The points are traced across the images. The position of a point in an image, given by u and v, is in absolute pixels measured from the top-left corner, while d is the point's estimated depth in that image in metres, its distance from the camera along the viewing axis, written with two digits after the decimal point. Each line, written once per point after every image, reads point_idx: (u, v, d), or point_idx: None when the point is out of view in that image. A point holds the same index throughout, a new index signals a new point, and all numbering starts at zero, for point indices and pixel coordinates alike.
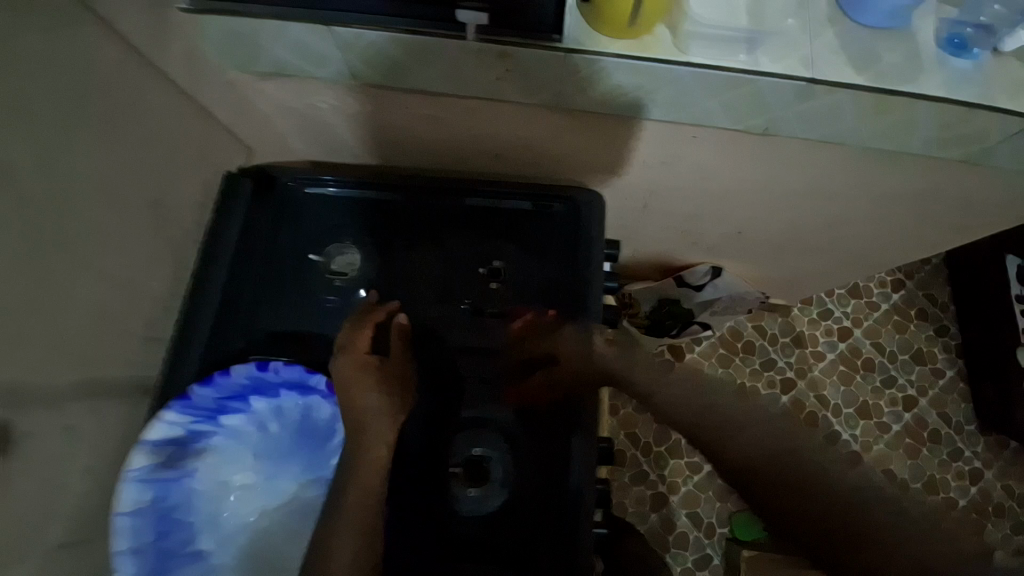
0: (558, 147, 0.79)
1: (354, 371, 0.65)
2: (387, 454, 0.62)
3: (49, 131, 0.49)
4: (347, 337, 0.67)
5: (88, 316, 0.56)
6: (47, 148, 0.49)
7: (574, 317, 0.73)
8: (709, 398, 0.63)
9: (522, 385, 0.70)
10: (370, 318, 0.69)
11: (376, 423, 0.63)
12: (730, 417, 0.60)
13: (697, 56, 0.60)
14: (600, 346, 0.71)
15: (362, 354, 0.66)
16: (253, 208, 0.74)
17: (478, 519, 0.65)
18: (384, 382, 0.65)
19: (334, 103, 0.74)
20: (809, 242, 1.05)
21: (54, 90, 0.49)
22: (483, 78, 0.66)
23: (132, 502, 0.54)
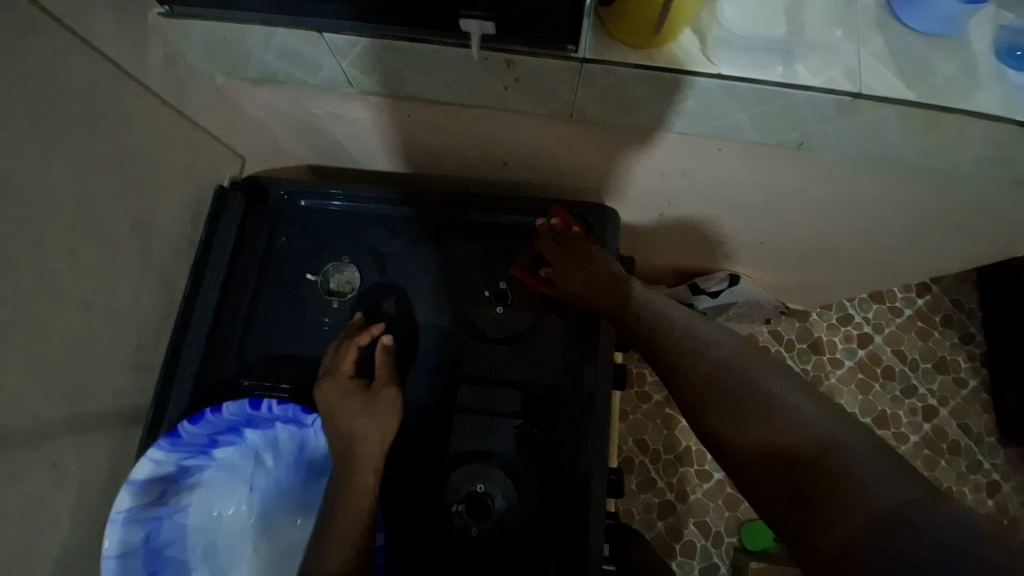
0: (571, 156, 0.73)
1: (339, 396, 0.61)
2: (375, 482, 0.58)
3: (25, 155, 0.46)
4: (332, 358, 0.64)
5: (74, 346, 0.53)
6: (22, 173, 0.46)
7: (562, 281, 0.69)
8: (720, 377, 0.55)
9: (528, 408, 0.68)
10: (354, 338, 0.64)
11: (363, 450, 0.59)
12: (729, 386, 0.53)
13: (726, 67, 0.54)
14: (589, 284, 0.68)
15: (348, 377, 0.62)
16: (248, 227, 0.70)
17: (485, 542, 0.64)
18: (371, 406, 0.61)
19: (332, 109, 0.69)
20: (835, 254, 0.99)
21: (19, 109, 0.45)
22: (490, 86, 0.60)
23: (120, 543, 0.52)
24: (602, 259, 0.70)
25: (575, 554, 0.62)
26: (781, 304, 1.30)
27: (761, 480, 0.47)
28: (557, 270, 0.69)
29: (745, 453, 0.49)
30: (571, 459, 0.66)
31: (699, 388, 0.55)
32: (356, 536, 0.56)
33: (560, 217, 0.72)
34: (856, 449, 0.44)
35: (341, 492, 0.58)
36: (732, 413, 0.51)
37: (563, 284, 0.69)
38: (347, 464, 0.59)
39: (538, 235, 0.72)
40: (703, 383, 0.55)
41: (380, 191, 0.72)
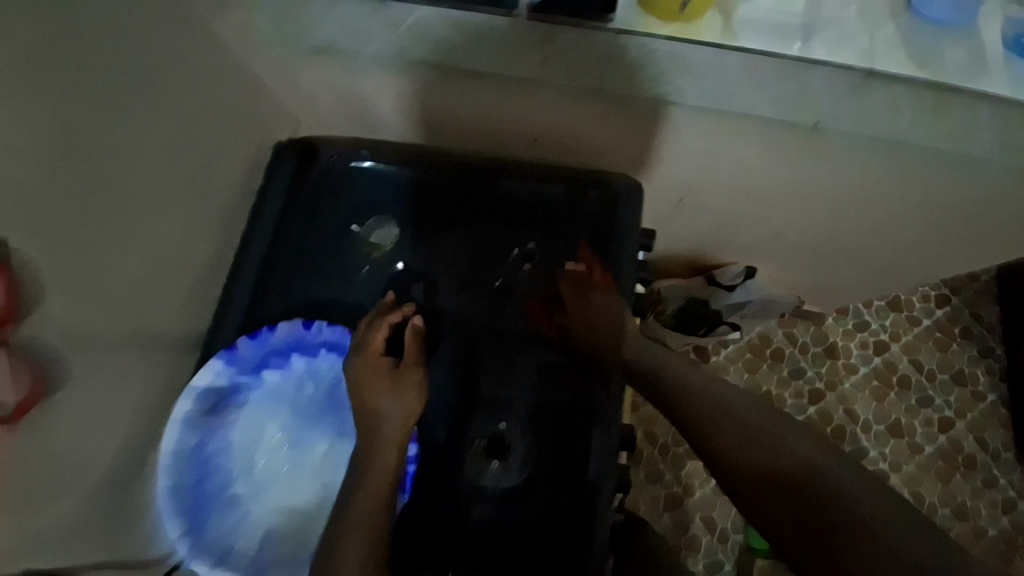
0: (599, 133, 0.79)
1: (369, 372, 0.66)
2: (398, 460, 0.63)
3: (113, 84, 0.53)
4: (362, 334, 0.68)
5: (142, 270, 0.59)
6: (109, 98, 0.53)
7: (583, 319, 0.74)
8: (720, 402, 0.67)
9: (548, 367, 0.71)
10: (385, 317, 0.69)
11: (389, 427, 0.64)
12: (727, 415, 0.65)
13: (748, 41, 0.59)
14: (609, 326, 0.75)
15: (376, 355, 0.67)
16: (297, 180, 0.75)
17: (487, 532, 0.66)
18: (398, 384, 0.66)
19: (381, 80, 0.75)
20: (850, 248, 1.02)
21: (106, 45, 0.52)
22: (529, 59, 0.66)
23: (176, 441, 0.59)
24: (616, 308, 0.74)
25: (576, 552, 0.65)
26: (796, 300, 1.31)
27: (750, 488, 0.58)
28: (573, 305, 0.74)
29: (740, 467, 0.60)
30: (587, 432, 0.68)
31: (692, 414, 0.67)
32: (382, 477, 0.61)
33: (586, 262, 0.75)
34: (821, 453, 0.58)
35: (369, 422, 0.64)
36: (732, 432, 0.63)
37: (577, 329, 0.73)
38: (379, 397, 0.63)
39: (566, 275, 0.74)
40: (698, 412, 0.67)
41: (420, 154, 0.77)
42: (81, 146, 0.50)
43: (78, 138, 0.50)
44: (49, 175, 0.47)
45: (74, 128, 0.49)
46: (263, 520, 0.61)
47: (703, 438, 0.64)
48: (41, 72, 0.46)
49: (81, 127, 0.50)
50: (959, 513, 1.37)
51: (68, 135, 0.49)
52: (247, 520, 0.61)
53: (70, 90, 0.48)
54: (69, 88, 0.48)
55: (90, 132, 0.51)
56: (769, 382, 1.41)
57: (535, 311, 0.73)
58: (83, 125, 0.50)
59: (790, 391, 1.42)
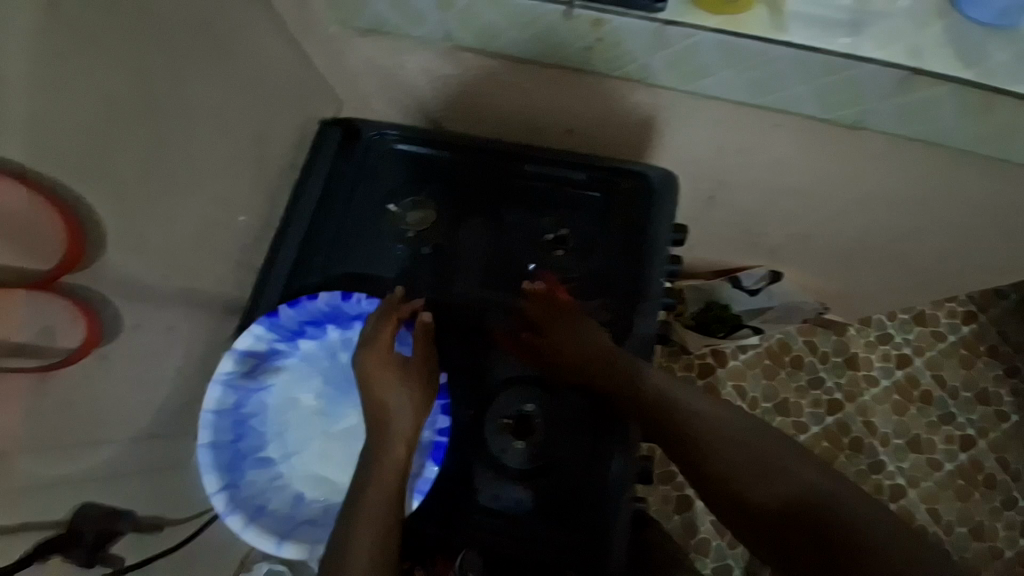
0: (637, 126, 0.79)
1: (377, 367, 0.63)
2: (406, 456, 0.60)
3: (180, 52, 0.56)
4: (371, 329, 0.65)
5: (193, 231, 0.61)
6: (175, 64, 0.56)
7: (547, 339, 0.71)
8: (734, 433, 0.64)
9: (557, 355, 0.70)
10: (394, 313, 0.66)
11: (400, 422, 0.61)
12: (742, 449, 0.63)
13: (795, 36, 0.60)
14: (582, 341, 0.70)
15: (386, 351, 0.64)
16: (339, 157, 0.77)
17: (491, 521, 0.67)
18: (407, 379, 0.64)
19: (424, 64, 0.77)
20: (879, 254, 1.02)
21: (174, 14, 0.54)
22: (573, 46, 0.67)
23: (215, 401, 0.61)
24: (581, 325, 0.71)
25: (595, 538, 0.67)
26: (820, 308, 1.29)
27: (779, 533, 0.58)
28: (548, 322, 0.71)
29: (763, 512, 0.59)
30: (611, 422, 0.70)
31: (730, 471, 0.62)
32: (395, 467, 0.58)
33: (546, 282, 0.74)
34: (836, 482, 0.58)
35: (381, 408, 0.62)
36: (750, 474, 0.61)
37: (550, 346, 0.70)
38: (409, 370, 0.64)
39: (526, 293, 0.73)
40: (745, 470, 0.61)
41: (458, 137, 0.78)
42: (145, 108, 0.53)
43: (144, 100, 0.52)
44: (112, 129, 0.50)
45: (139, 88, 0.52)
46: (295, 482, 0.63)
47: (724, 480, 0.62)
48: (117, 31, 0.49)
49: (148, 90, 0.53)
50: (976, 533, 1.34)
51: (134, 93, 0.51)
52: (279, 481, 0.63)
53: (139, 53, 0.51)
54: (138, 49, 0.51)
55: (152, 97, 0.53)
56: (787, 390, 1.40)
57: (541, 295, 0.72)
58: (147, 89, 0.53)
59: (808, 400, 1.40)
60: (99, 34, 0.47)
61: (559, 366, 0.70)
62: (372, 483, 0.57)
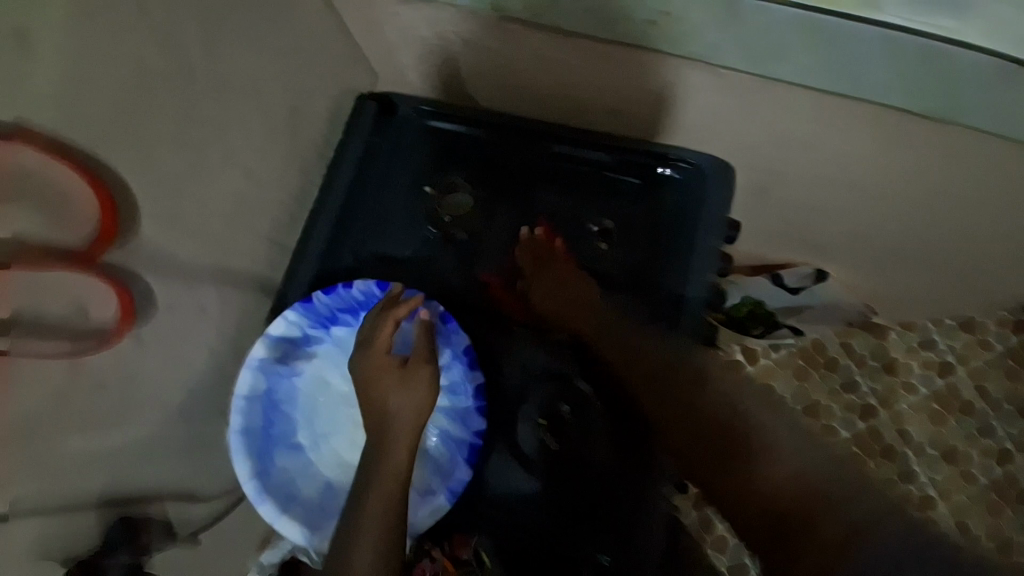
0: (692, 111, 0.74)
1: (377, 369, 0.61)
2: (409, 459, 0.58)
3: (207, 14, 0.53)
4: (368, 329, 0.62)
5: (230, 207, 0.60)
6: (208, 29, 0.53)
7: (528, 283, 0.70)
8: (735, 413, 0.66)
9: (571, 322, 0.70)
10: (391, 312, 0.62)
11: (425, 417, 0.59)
12: (739, 431, 0.64)
13: (891, 15, 0.54)
14: (569, 287, 0.70)
15: (384, 353, 0.61)
16: (375, 134, 0.73)
17: (506, 513, 0.66)
18: (406, 383, 0.60)
19: (466, 36, 0.72)
20: (940, 255, 0.94)
21: None
22: (633, 22, 0.62)
23: (248, 385, 0.60)
24: (570, 278, 0.70)
25: (631, 543, 0.65)
26: (868, 311, 1.22)
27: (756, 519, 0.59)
28: (541, 275, 0.70)
29: (754, 493, 0.60)
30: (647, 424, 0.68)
31: (726, 450, 0.63)
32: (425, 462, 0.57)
33: (543, 230, 0.72)
34: (821, 461, 0.61)
35: (381, 410, 0.59)
36: (744, 454, 0.63)
37: (538, 299, 0.70)
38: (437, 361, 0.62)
39: (521, 239, 0.71)
40: (748, 451, 0.63)
41: (496, 115, 0.73)
42: (178, 77, 0.51)
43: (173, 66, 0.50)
44: (144, 95, 0.48)
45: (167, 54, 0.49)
46: (324, 470, 0.62)
47: (720, 460, 0.63)
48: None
49: (179, 55, 0.50)
50: (1005, 551, 1.28)
51: (161, 55, 0.49)
52: (309, 468, 0.62)
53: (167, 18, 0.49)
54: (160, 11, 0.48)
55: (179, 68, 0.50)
56: (819, 393, 1.33)
57: (535, 253, 0.71)
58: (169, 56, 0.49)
59: (841, 404, 1.34)
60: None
61: (542, 312, 0.70)
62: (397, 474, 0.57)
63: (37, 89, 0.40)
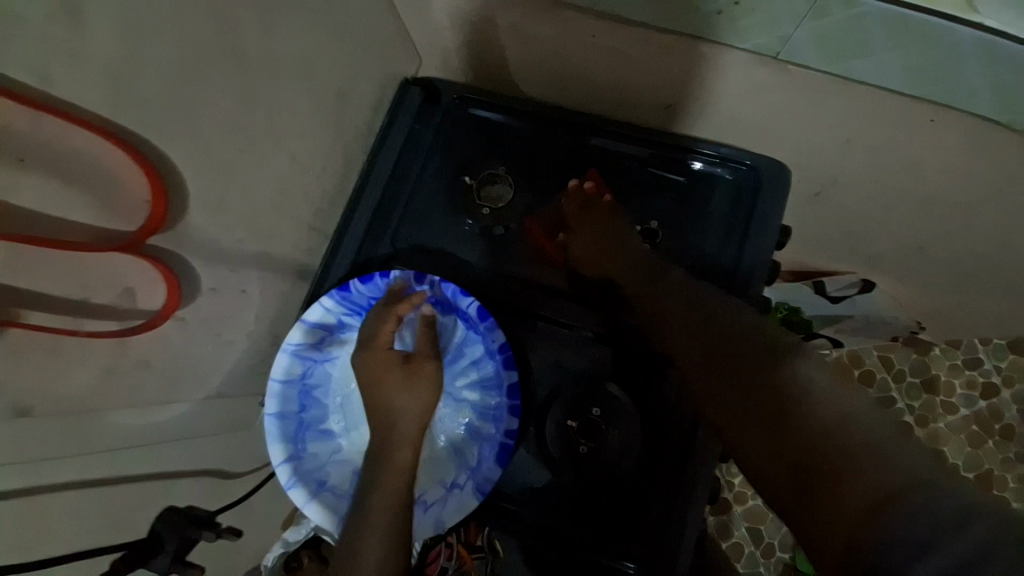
0: (752, 110, 0.69)
1: (379, 366, 0.60)
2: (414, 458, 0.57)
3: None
4: (371, 325, 0.61)
5: (273, 192, 0.60)
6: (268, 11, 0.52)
7: (569, 227, 0.68)
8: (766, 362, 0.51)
9: (608, 287, 0.67)
10: (394, 308, 0.61)
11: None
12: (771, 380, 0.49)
13: (992, 18, 0.49)
14: (604, 242, 0.67)
15: (385, 348, 0.61)
16: (419, 121, 0.72)
17: (528, 512, 0.66)
18: (409, 379, 0.59)
19: (519, 21, 0.68)
20: (1004, 273, 0.88)
21: None
22: (700, 12, 0.58)
23: (282, 370, 0.60)
24: (609, 230, 0.67)
25: (656, 554, 0.63)
26: (916, 325, 1.17)
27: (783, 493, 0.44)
28: (585, 226, 0.67)
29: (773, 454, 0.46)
30: (691, 435, 0.64)
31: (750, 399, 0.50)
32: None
33: (592, 182, 0.69)
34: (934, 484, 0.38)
35: (382, 407, 0.58)
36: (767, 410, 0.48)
37: (576, 250, 0.68)
38: None
39: (570, 188, 0.69)
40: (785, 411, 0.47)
41: (539, 105, 0.71)
42: (234, 59, 0.50)
43: (232, 50, 0.50)
44: (194, 76, 0.47)
45: (228, 38, 0.49)
46: (354, 458, 0.62)
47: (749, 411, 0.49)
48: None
49: (238, 37, 0.50)
50: None
51: (215, 35, 0.48)
52: (339, 455, 0.62)
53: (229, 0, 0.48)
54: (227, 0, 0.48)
55: (231, 54, 0.50)
56: None
57: (580, 203, 0.68)
58: (229, 41, 0.49)
59: None
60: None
61: (580, 264, 0.68)
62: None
63: (94, 70, 0.40)
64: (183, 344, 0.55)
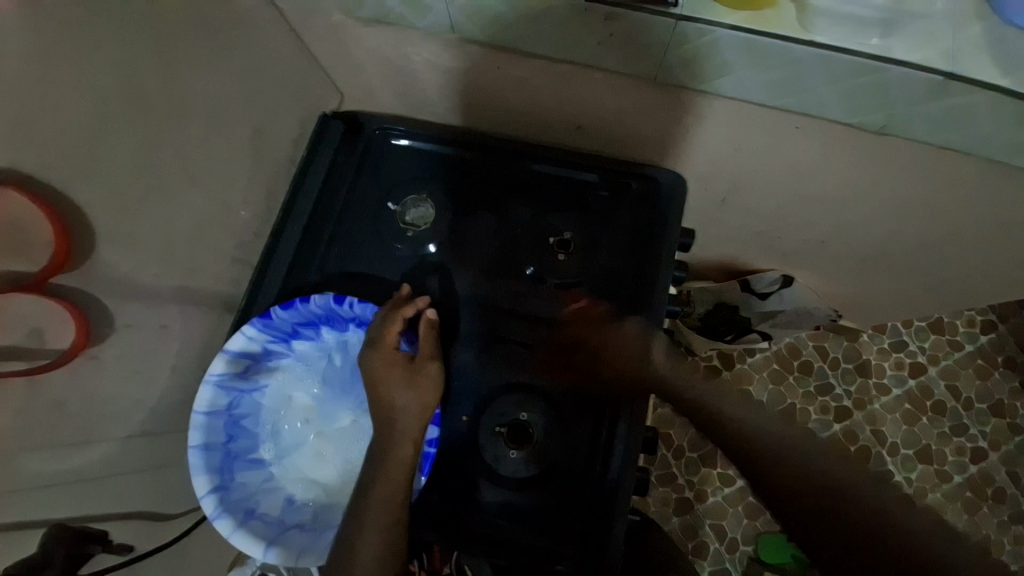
0: (648, 124, 0.76)
1: (383, 367, 0.62)
2: (412, 454, 0.59)
3: (166, 46, 0.55)
4: (376, 328, 0.64)
5: (190, 229, 0.62)
6: (168, 63, 0.56)
7: (587, 325, 0.71)
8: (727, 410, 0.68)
9: (617, 379, 0.69)
10: (400, 310, 0.64)
11: (398, 423, 0.60)
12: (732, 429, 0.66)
13: (822, 36, 0.58)
14: (615, 342, 0.70)
15: (392, 350, 0.63)
16: (340, 152, 0.75)
17: (489, 529, 0.67)
18: (413, 378, 0.62)
19: (429, 57, 0.73)
20: (898, 259, 0.97)
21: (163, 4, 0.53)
22: (585, 42, 0.65)
23: (206, 403, 0.61)
24: (620, 332, 0.70)
25: (592, 552, 0.66)
26: (833, 314, 1.23)
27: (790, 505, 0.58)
28: (590, 333, 0.70)
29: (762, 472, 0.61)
30: (627, 443, 0.67)
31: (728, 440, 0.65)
32: (403, 465, 0.59)
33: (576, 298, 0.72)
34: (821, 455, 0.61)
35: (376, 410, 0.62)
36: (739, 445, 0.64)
37: (597, 356, 0.70)
38: (392, 373, 0.62)
39: (569, 310, 0.71)
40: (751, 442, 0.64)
41: (453, 133, 0.76)
42: (144, 104, 0.54)
43: (139, 97, 0.53)
44: (100, 124, 0.50)
45: (136, 88, 0.53)
46: (287, 485, 0.65)
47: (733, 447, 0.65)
48: (95, 20, 0.48)
49: (147, 85, 0.54)
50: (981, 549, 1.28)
51: (117, 85, 0.51)
52: (270, 482, 0.64)
53: (130, 49, 0.52)
54: (132, 57, 0.52)
55: (138, 99, 0.53)
56: (795, 397, 1.34)
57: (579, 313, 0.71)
58: (137, 88, 0.53)
59: (817, 407, 1.34)
60: (62, 21, 0.46)
61: (605, 365, 0.69)
62: (377, 482, 0.58)
63: None
64: (103, 380, 0.57)
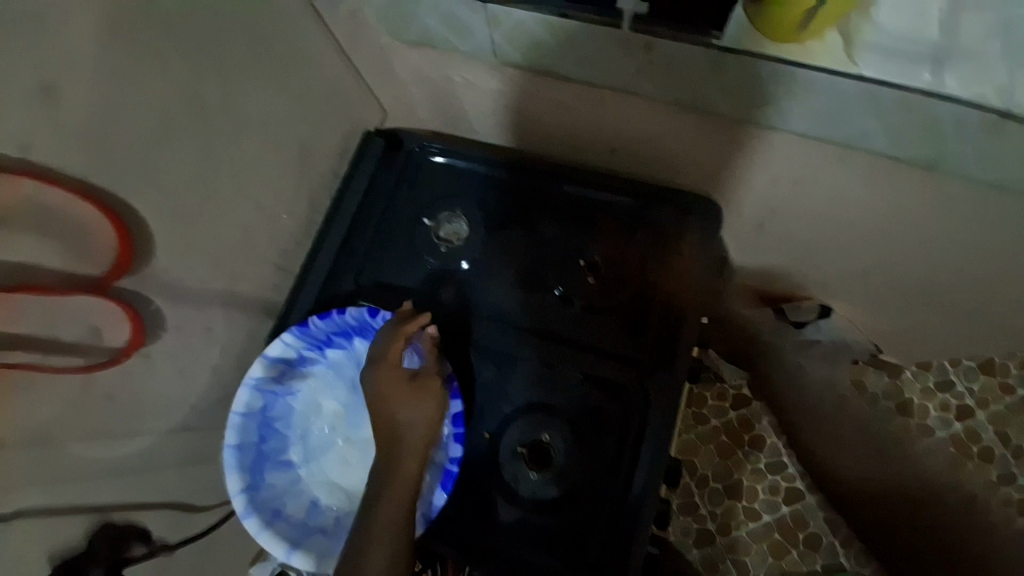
0: (683, 148, 0.76)
1: (388, 385, 0.63)
2: (419, 469, 0.60)
3: (227, 66, 0.59)
4: (380, 344, 0.65)
5: (237, 238, 0.66)
6: (229, 83, 0.60)
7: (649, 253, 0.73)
8: None
9: (678, 303, 0.71)
10: (401, 326, 0.66)
11: (415, 436, 0.61)
12: None
13: (868, 70, 0.55)
14: (676, 272, 0.72)
15: (396, 368, 0.64)
16: (380, 168, 0.78)
17: (502, 548, 0.67)
18: (419, 392, 0.62)
19: (470, 77, 0.75)
20: (945, 296, 0.92)
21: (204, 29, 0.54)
22: (624, 69, 0.65)
23: (243, 404, 0.65)
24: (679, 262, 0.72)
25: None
26: (873, 347, 1.20)
27: None
28: (650, 262, 0.72)
29: None
30: (651, 469, 0.66)
31: None
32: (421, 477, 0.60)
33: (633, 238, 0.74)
34: None
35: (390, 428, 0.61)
36: None
37: (658, 283, 0.72)
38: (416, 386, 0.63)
39: (630, 248, 0.74)
40: None
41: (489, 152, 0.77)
42: (200, 122, 0.57)
43: (196, 115, 0.57)
44: (162, 140, 0.54)
45: (194, 107, 0.56)
46: (312, 488, 0.66)
47: None
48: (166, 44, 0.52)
49: (205, 104, 0.57)
50: None
51: (182, 103, 0.55)
52: (297, 485, 0.66)
53: (195, 70, 0.55)
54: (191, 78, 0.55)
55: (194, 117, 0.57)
56: None
57: (640, 255, 0.73)
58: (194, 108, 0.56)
59: None
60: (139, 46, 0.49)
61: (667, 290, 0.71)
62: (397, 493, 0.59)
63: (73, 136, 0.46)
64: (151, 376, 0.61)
